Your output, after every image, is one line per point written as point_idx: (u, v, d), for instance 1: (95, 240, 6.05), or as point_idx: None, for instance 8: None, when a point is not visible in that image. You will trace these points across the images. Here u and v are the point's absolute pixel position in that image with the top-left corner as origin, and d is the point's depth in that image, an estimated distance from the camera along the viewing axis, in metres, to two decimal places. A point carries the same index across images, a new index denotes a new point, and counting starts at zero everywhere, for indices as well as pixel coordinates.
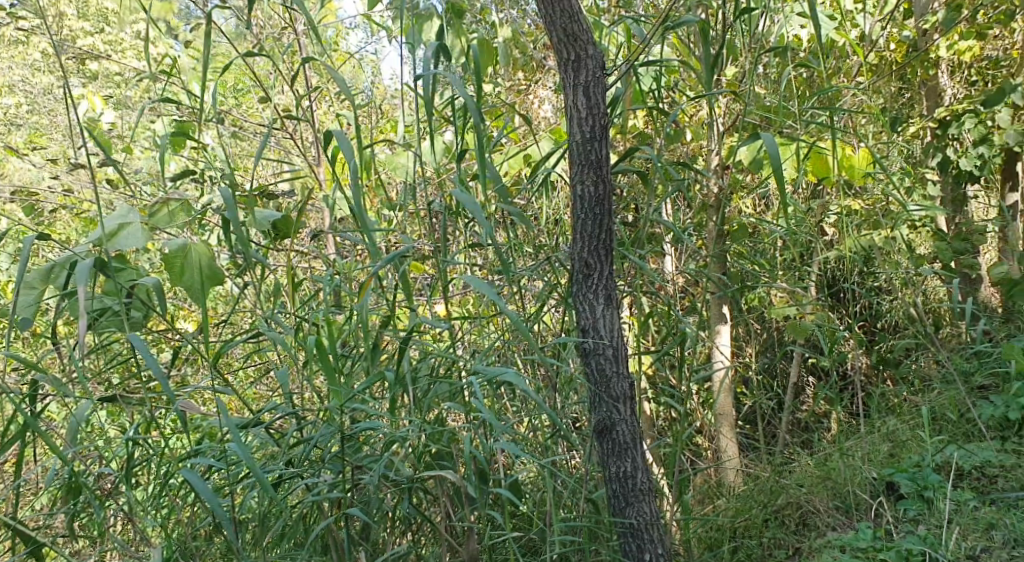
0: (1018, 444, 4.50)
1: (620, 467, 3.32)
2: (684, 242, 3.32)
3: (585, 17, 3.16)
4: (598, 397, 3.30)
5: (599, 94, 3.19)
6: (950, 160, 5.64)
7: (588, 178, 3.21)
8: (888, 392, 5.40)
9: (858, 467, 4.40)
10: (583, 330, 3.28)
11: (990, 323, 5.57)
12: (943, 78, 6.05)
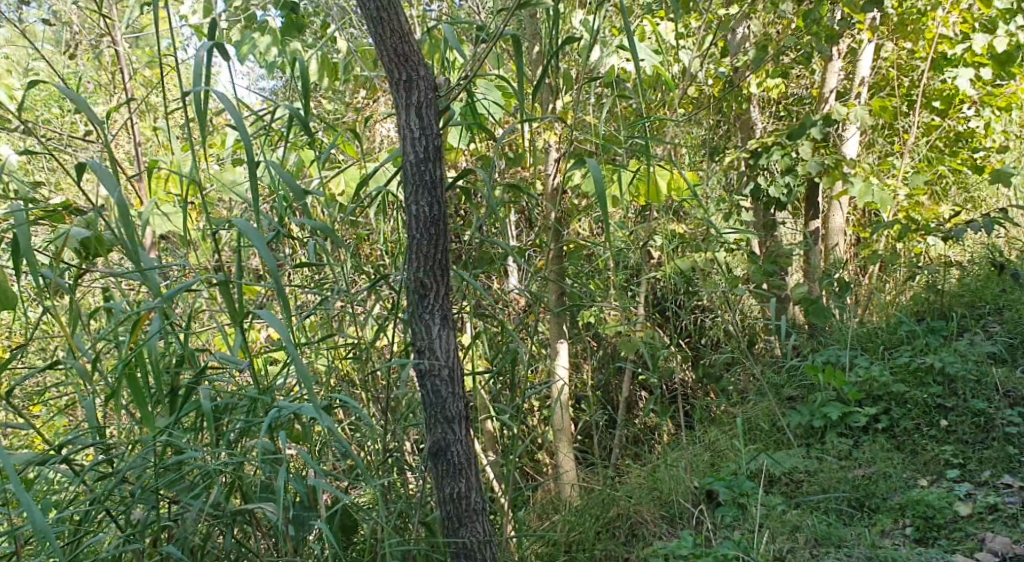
0: (822, 451, 4.82)
1: (455, 488, 3.34)
2: (516, 263, 3.36)
3: (415, 37, 3.15)
4: (434, 418, 3.31)
5: (431, 115, 3.19)
6: (762, 188, 5.98)
7: (422, 198, 3.21)
8: (708, 406, 5.68)
9: (681, 477, 4.59)
10: (419, 351, 3.29)
11: (800, 339, 5.93)
12: (755, 113, 6.45)
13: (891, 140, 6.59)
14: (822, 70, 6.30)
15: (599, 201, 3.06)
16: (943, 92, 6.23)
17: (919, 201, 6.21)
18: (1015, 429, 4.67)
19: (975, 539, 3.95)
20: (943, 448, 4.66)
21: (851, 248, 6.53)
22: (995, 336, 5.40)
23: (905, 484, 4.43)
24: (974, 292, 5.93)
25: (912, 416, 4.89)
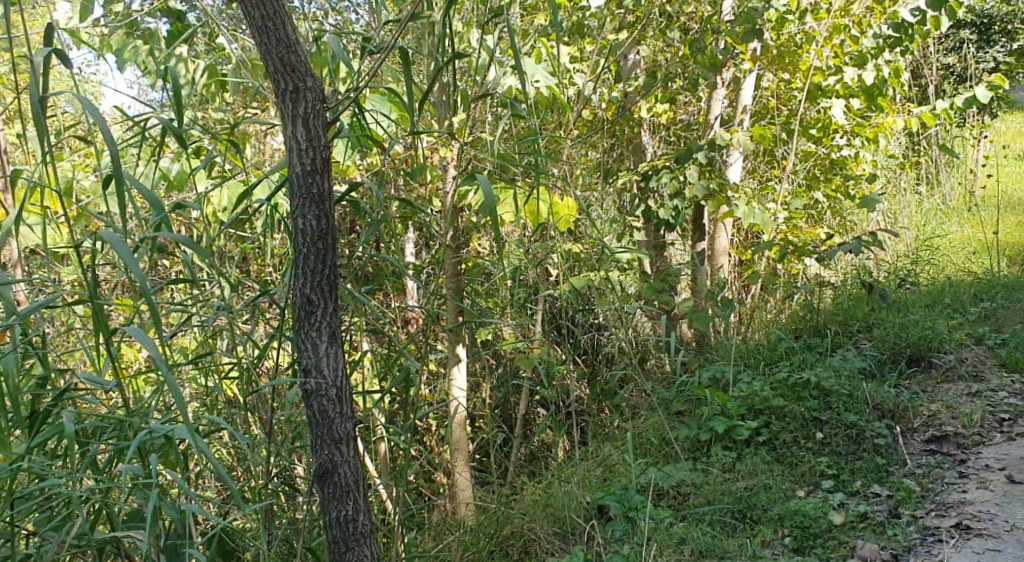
0: (707, 464, 4.95)
1: (342, 511, 3.31)
2: (405, 279, 3.36)
3: (302, 48, 3.15)
4: (320, 439, 3.28)
5: (319, 127, 3.19)
6: (653, 210, 6.11)
7: (310, 212, 3.19)
8: (599, 422, 5.75)
9: (573, 493, 4.66)
10: (306, 370, 3.26)
11: (686, 355, 6.06)
12: (646, 136, 6.59)
13: (771, 166, 6.79)
14: (708, 97, 6.46)
15: (490, 213, 3.16)
16: (817, 121, 6.45)
17: (798, 225, 6.40)
18: (885, 440, 4.90)
19: (847, 547, 4.19)
20: (819, 459, 4.84)
21: (735, 269, 6.65)
22: (866, 353, 5.66)
23: (785, 495, 4.60)
24: (848, 312, 6.18)
25: (790, 428, 5.05)
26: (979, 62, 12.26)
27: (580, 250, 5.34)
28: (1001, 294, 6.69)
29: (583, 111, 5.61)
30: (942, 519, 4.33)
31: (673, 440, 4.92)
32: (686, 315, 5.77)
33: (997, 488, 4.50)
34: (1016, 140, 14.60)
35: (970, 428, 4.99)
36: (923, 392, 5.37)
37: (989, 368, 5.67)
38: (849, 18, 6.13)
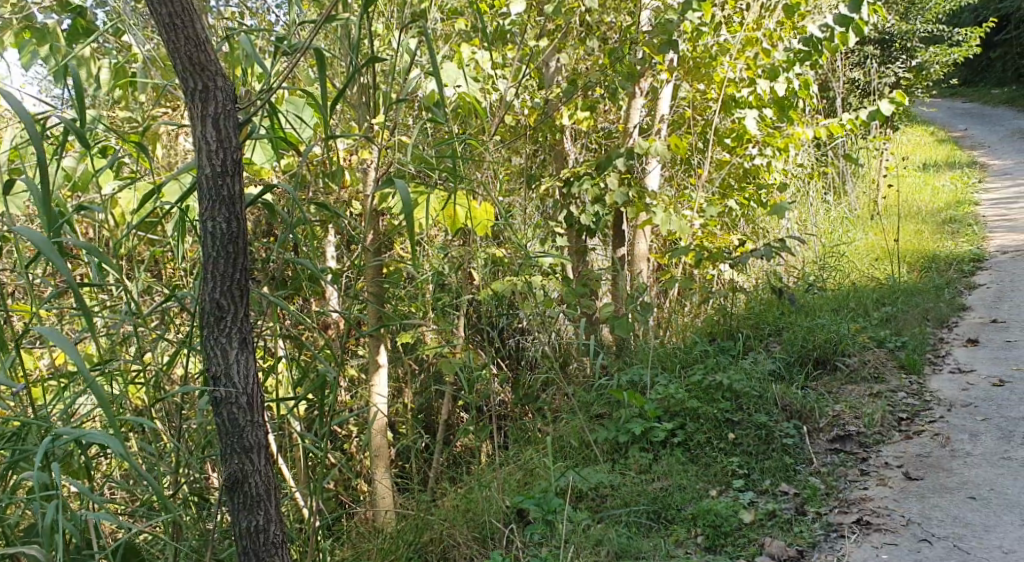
0: (625, 466, 5.01)
1: (252, 521, 3.28)
2: (317, 282, 3.35)
3: (211, 47, 3.13)
4: (230, 448, 3.25)
5: (229, 128, 3.16)
6: (574, 216, 6.16)
7: (219, 215, 3.16)
8: (521, 425, 5.78)
9: (492, 497, 4.67)
10: (215, 377, 3.21)
11: (606, 359, 6.13)
12: (568, 143, 6.62)
13: (688, 173, 6.87)
14: (626, 105, 6.59)
15: (407, 216, 3.27)
16: (732, 131, 6.54)
17: (714, 232, 6.51)
18: (792, 440, 5.06)
19: (756, 545, 4.32)
20: (730, 459, 4.95)
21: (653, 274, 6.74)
22: (774, 354, 5.86)
23: (697, 495, 4.69)
24: (758, 315, 6.36)
25: (704, 429, 5.15)
26: (881, 76, 12.68)
27: (504, 254, 5.34)
28: (901, 299, 6.95)
29: (505, 116, 5.64)
30: (844, 515, 4.53)
31: (591, 442, 4.97)
32: (607, 320, 5.80)
33: (895, 485, 4.74)
34: (915, 151, 15.12)
35: (870, 427, 5.22)
36: (828, 392, 5.59)
37: (890, 370, 5.89)
38: (761, 32, 6.31)
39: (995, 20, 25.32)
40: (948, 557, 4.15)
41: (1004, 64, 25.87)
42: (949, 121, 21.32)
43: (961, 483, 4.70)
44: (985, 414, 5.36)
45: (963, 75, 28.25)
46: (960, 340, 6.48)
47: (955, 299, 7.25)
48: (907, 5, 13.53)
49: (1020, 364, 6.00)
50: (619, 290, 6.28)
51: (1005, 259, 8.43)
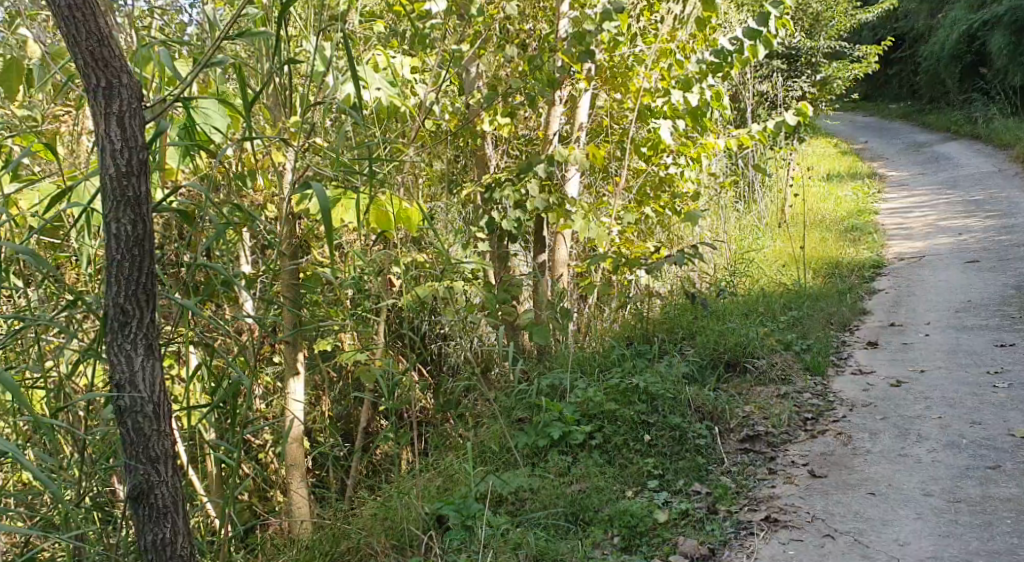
0: (544, 469, 5.03)
1: (159, 534, 3.23)
2: (226, 286, 3.32)
3: (114, 42, 3.07)
4: (135, 458, 3.19)
5: (135, 127, 3.11)
6: (494, 221, 6.18)
7: (124, 216, 3.11)
8: (441, 431, 5.79)
9: (411, 505, 4.66)
10: (119, 385, 3.16)
11: (527, 364, 6.16)
12: (489, 149, 6.62)
13: (607, 181, 6.99)
14: (546, 112, 6.60)
15: (325, 219, 3.29)
16: (648, 140, 6.53)
17: (631, 239, 6.60)
18: (704, 440, 5.18)
19: (670, 544, 4.40)
20: (646, 461, 5.03)
21: (573, 280, 6.80)
22: (689, 358, 5.98)
23: (614, 496, 4.75)
24: (673, 320, 6.53)
25: (621, 431, 5.21)
26: (788, 90, 13.00)
27: (425, 259, 5.33)
28: (806, 304, 7.16)
29: (424, 121, 5.62)
30: (753, 513, 4.64)
31: (510, 447, 4.99)
32: (527, 327, 5.80)
33: (800, 483, 4.88)
34: (819, 162, 15.54)
35: (778, 427, 5.38)
36: (739, 394, 5.73)
37: (796, 371, 6.07)
38: (675, 43, 6.43)
39: (896, 38, 26.15)
40: (851, 551, 4.28)
41: (900, 80, 26.74)
42: (851, 133, 21.95)
43: (862, 479, 4.85)
44: (884, 413, 5.55)
45: (864, 89, 29.13)
46: (861, 343, 6.73)
47: (856, 303, 7.52)
48: (813, 21, 13.89)
49: (916, 365, 6.24)
50: (540, 295, 6.33)
51: (902, 267, 8.76)
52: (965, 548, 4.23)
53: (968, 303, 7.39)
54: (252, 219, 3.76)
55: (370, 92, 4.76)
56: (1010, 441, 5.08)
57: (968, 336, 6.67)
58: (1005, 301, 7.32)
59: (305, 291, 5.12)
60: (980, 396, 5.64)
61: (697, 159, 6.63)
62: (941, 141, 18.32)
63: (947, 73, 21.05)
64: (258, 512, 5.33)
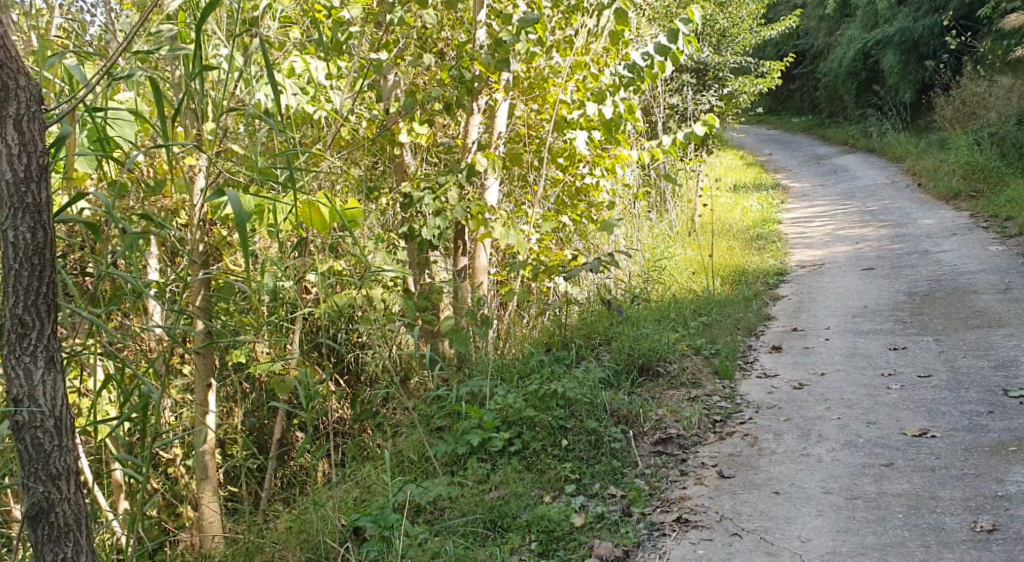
0: (463, 477, 5.03)
1: (59, 553, 3.16)
2: (129, 296, 3.27)
3: (9, 43, 3.01)
4: (34, 475, 3.12)
5: (33, 130, 3.05)
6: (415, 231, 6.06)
7: (22, 223, 3.04)
8: (359, 441, 5.77)
9: (327, 516, 4.63)
10: (17, 400, 3.09)
11: (445, 370, 6.15)
12: (407, 156, 6.53)
13: (525, 190, 6.98)
14: (464, 121, 6.56)
15: (239, 225, 3.32)
16: (564, 150, 6.63)
17: (548, 246, 6.51)
18: (619, 444, 5.24)
19: (586, 547, 4.46)
20: (563, 466, 5.07)
21: (494, 288, 6.73)
22: (604, 363, 6.05)
23: (532, 502, 4.79)
24: (589, 326, 6.61)
25: (539, 437, 5.25)
26: (697, 103, 13.25)
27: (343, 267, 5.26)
28: (715, 310, 7.33)
29: (343, 130, 5.57)
30: (665, 514, 4.73)
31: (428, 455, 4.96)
32: (448, 333, 5.78)
33: (710, 483, 4.99)
34: (728, 173, 15.87)
35: (688, 430, 5.49)
36: (652, 398, 5.82)
37: (706, 376, 6.20)
38: (590, 56, 6.45)
39: (798, 55, 26.79)
40: (756, 549, 4.39)
41: (800, 94, 27.47)
42: (757, 145, 22.42)
43: (768, 479, 4.97)
44: (788, 415, 5.70)
45: (769, 103, 29.90)
46: (766, 347, 6.91)
47: (761, 309, 7.73)
48: (720, 37, 14.12)
49: (817, 368, 6.41)
50: (459, 303, 6.33)
51: (804, 274, 9.01)
52: (863, 542, 4.36)
53: (863, 308, 7.63)
54: (162, 226, 3.74)
55: (285, 99, 4.76)
56: (903, 438, 5.25)
57: (865, 339, 6.88)
58: (898, 306, 7.58)
59: (217, 301, 5.02)
60: (876, 396, 5.82)
61: (612, 169, 6.73)
62: (841, 153, 18.90)
63: (845, 88, 21.68)
64: (169, 528, 5.22)
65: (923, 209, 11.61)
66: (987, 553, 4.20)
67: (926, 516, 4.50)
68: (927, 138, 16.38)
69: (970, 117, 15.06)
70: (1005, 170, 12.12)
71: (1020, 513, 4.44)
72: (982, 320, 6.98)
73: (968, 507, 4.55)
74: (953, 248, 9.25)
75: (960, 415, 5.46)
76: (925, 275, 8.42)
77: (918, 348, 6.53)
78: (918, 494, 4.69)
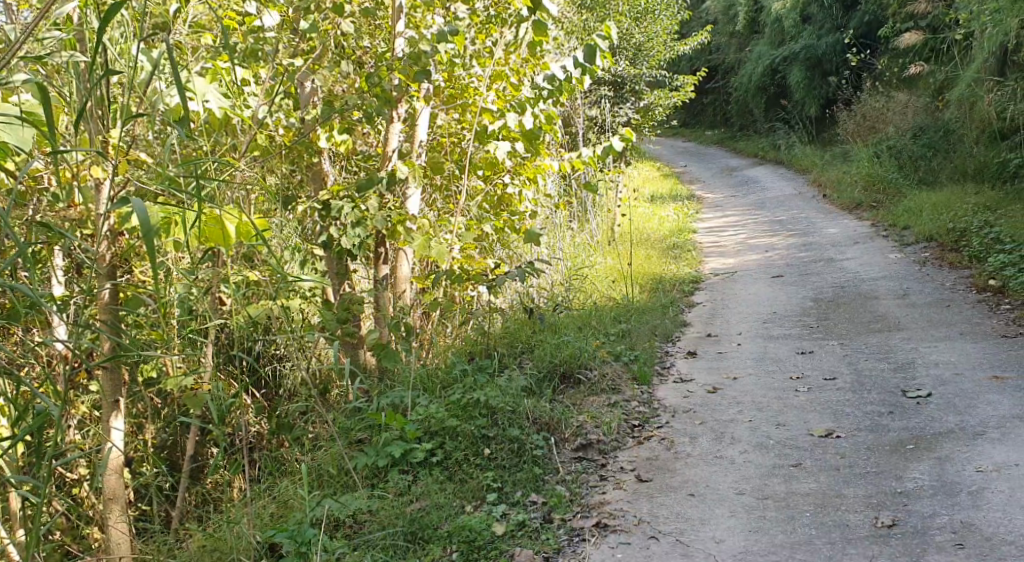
0: (383, 489, 4.99)
1: None
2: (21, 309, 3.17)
3: None
4: None
5: None
6: (334, 239, 5.93)
7: None
8: (277, 454, 5.71)
9: (243, 533, 4.59)
10: None
11: (366, 381, 6.08)
12: (326, 163, 6.45)
13: (448, 201, 6.95)
14: (385, 129, 6.50)
15: (144, 230, 3.34)
16: (486, 160, 6.63)
17: (468, 256, 6.36)
18: (541, 451, 5.32)
19: (506, 556, 4.49)
20: (485, 475, 5.08)
21: (417, 297, 6.67)
22: (527, 371, 6.08)
23: (453, 512, 4.79)
24: (512, 334, 6.65)
25: (461, 447, 5.25)
26: (615, 117, 13.36)
27: (258, 277, 5.15)
28: (634, 317, 7.42)
29: (261, 138, 5.47)
30: (585, 519, 4.80)
31: (347, 468, 4.91)
32: (373, 349, 5.62)
33: (629, 488, 5.06)
34: (645, 184, 16.06)
35: (608, 435, 5.55)
36: (573, 404, 5.87)
37: (625, 382, 6.28)
38: (509, 67, 6.54)
39: (711, 70, 27.33)
40: (672, 551, 4.47)
41: (715, 108, 28.03)
42: (677, 158, 22.80)
43: (683, 482, 5.06)
44: (702, 418, 5.79)
45: (684, 116, 30.46)
46: (681, 352, 7.02)
47: (678, 316, 7.85)
48: (636, 51, 14.25)
49: (729, 372, 6.53)
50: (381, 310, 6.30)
51: (718, 282, 9.18)
52: (773, 542, 4.45)
53: (773, 314, 7.79)
54: (61, 235, 3.68)
55: (198, 103, 4.65)
56: (810, 439, 5.37)
57: (775, 343, 7.05)
58: (806, 311, 7.78)
59: (126, 314, 4.88)
60: (784, 399, 5.95)
61: (533, 179, 6.73)
62: (755, 165, 19.32)
63: (756, 102, 22.17)
64: (75, 551, 5.07)
65: (830, 219, 11.94)
66: (887, 548, 4.32)
67: (831, 514, 4.61)
68: (833, 151, 16.86)
69: (870, 130, 15.34)
70: (904, 181, 12.55)
71: (917, 508, 4.58)
72: (883, 325, 7.21)
73: (870, 503, 4.67)
74: (855, 256, 9.53)
75: (862, 415, 5.61)
76: (830, 282, 8.65)
77: (824, 352, 6.70)
78: (824, 492, 4.80)
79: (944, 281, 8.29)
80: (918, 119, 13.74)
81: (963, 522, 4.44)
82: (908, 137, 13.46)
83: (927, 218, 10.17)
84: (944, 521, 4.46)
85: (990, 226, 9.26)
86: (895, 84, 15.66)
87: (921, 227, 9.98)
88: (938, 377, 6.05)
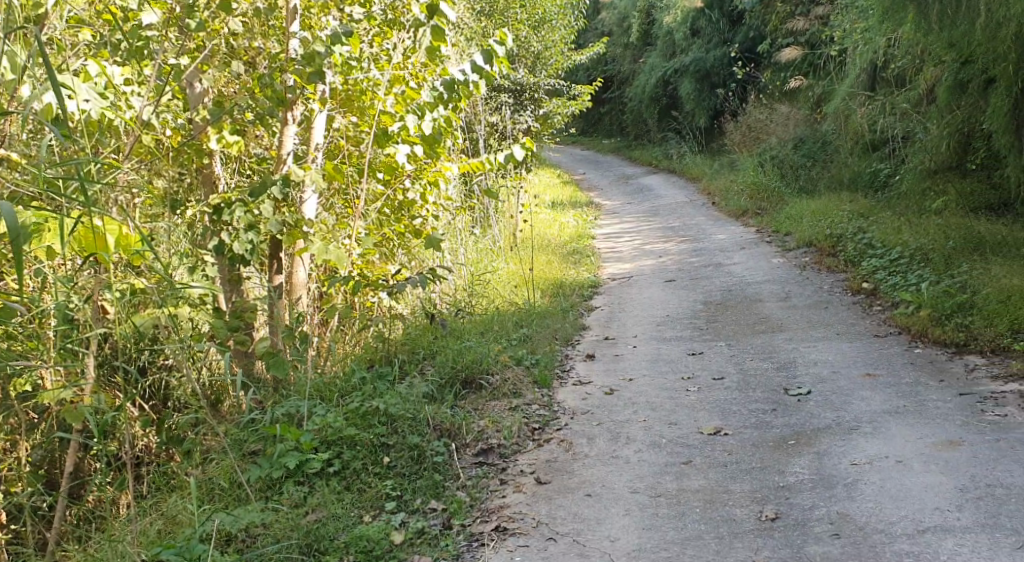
0: (278, 501, 4.91)
1: None
2: None
3: None
4: None
5: None
6: (225, 245, 5.75)
7: None
8: (166, 469, 5.55)
9: (130, 549, 4.45)
10: None
11: (261, 392, 5.96)
12: (217, 167, 6.35)
13: (346, 205, 6.84)
14: (280, 132, 6.34)
15: (12, 234, 3.23)
16: (385, 164, 6.57)
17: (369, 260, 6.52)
18: (441, 457, 5.30)
19: None
20: (384, 483, 5.05)
21: (313, 304, 6.49)
22: (427, 377, 6.05)
23: (350, 522, 4.73)
24: (413, 339, 6.63)
25: (360, 456, 5.20)
26: (514, 124, 13.43)
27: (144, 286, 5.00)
28: (534, 321, 7.48)
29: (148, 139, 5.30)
30: (484, 525, 4.82)
31: (241, 480, 4.81)
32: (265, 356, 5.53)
33: (527, 490, 5.10)
34: (542, 190, 16.23)
35: (508, 440, 5.58)
36: (473, 410, 5.88)
37: (527, 386, 6.32)
38: (408, 71, 6.37)
39: (606, 79, 27.77)
40: (568, 551, 4.52)
41: (610, 117, 28.49)
42: (573, 165, 23.14)
43: (579, 483, 5.12)
44: (599, 420, 5.88)
45: (580, 125, 30.80)
46: (580, 355, 7.11)
47: (577, 320, 7.95)
48: (535, 60, 14.21)
49: (626, 373, 6.65)
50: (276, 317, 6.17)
51: (615, 286, 9.33)
52: (664, 539, 4.54)
53: (666, 317, 7.95)
54: None
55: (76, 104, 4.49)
56: (699, 437, 5.51)
57: (668, 345, 7.19)
58: (697, 314, 7.97)
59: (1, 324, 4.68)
60: (676, 399, 6.09)
61: (435, 183, 6.69)
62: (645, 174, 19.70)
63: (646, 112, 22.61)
64: None
65: (717, 225, 12.28)
66: (770, 540, 4.45)
67: (718, 509, 4.73)
68: (720, 160, 17.31)
69: (756, 141, 15.84)
70: (784, 190, 12.95)
71: (798, 501, 4.74)
72: (768, 326, 7.44)
73: (755, 498, 4.81)
74: (741, 261, 9.81)
75: (748, 413, 5.77)
76: (719, 285, 8.88)
77: (713, 353, 6.88)
78: (712, 488, 4.92)
79: (824, 284, 8.59)
80: (799, 129, 14.21)
81: (839, 513, 4.61)
82: (789, 146, 13.83)
83: (808, 224, 10.52)
84: (822, 513, 4.62)
85: (863, 231, 9.63)
86: (776, 96, 16.16)
87: (801, 234, 10.33)
88: (816, 375, 6.27)
